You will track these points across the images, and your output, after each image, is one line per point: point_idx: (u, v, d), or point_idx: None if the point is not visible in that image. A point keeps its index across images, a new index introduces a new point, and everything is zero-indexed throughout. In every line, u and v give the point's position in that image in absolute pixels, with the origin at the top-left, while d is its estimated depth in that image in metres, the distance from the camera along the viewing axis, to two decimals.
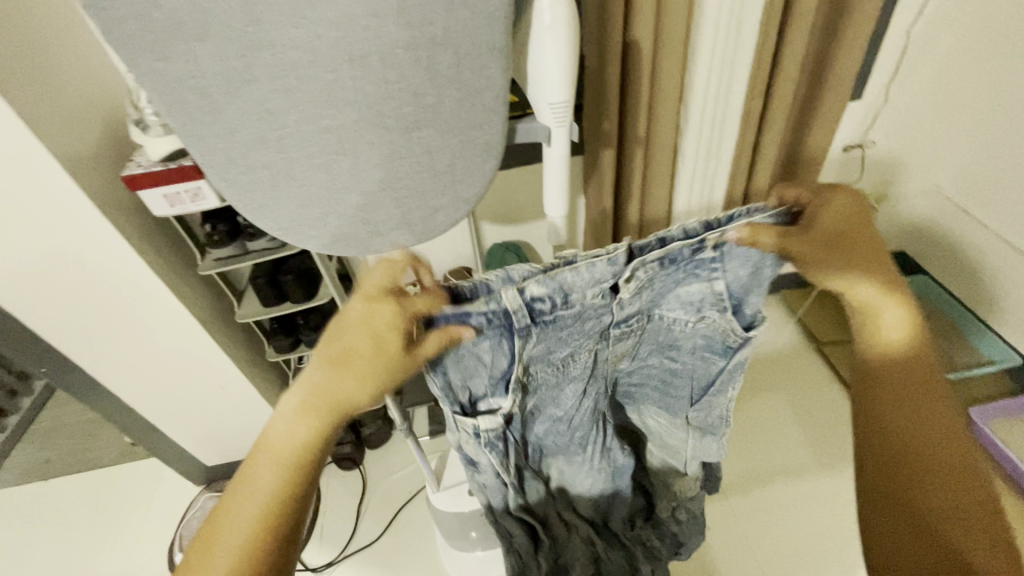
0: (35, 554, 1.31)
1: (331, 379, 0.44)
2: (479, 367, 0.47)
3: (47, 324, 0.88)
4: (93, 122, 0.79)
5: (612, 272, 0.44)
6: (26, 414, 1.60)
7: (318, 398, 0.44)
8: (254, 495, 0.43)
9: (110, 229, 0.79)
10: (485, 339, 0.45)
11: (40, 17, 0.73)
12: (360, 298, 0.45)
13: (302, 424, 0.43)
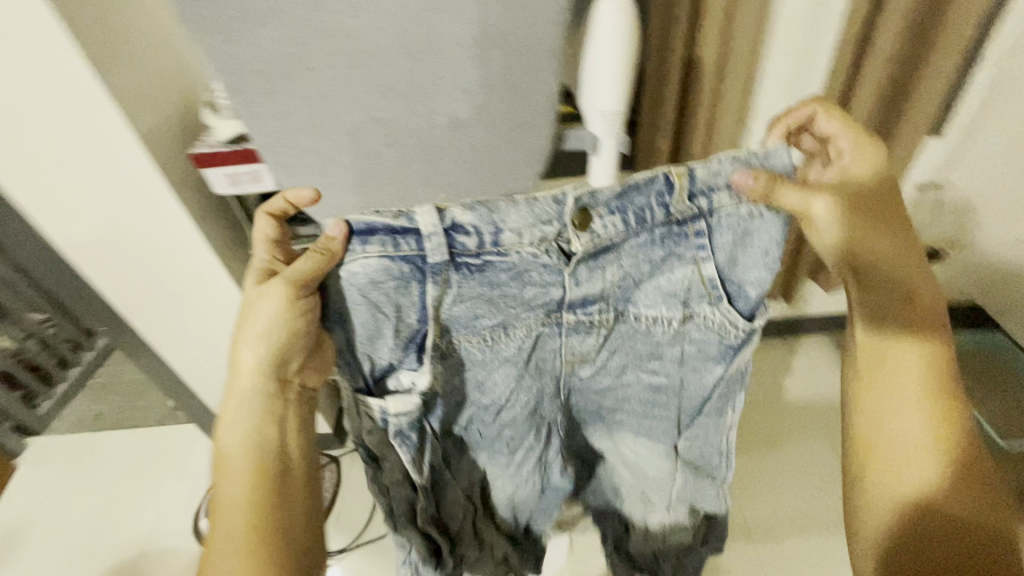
0: (76, 501, 1.40)
1: (246, 373, 0.57)
2: (385, 322, 0.51)
3: (112, 284, 0.96)
4: (172, 102, 0.85)
5: (560, 216, 0.51)
6: (87, 367, 1.73)
7: (243, 394, 0.57)
8: (232, 486, 0.55)
9: (175, 205, 0.83)
10: (399, 280, 0.50)
11: (136, 4, 0.80)
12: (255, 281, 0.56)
13: (240, 421, 0.56)
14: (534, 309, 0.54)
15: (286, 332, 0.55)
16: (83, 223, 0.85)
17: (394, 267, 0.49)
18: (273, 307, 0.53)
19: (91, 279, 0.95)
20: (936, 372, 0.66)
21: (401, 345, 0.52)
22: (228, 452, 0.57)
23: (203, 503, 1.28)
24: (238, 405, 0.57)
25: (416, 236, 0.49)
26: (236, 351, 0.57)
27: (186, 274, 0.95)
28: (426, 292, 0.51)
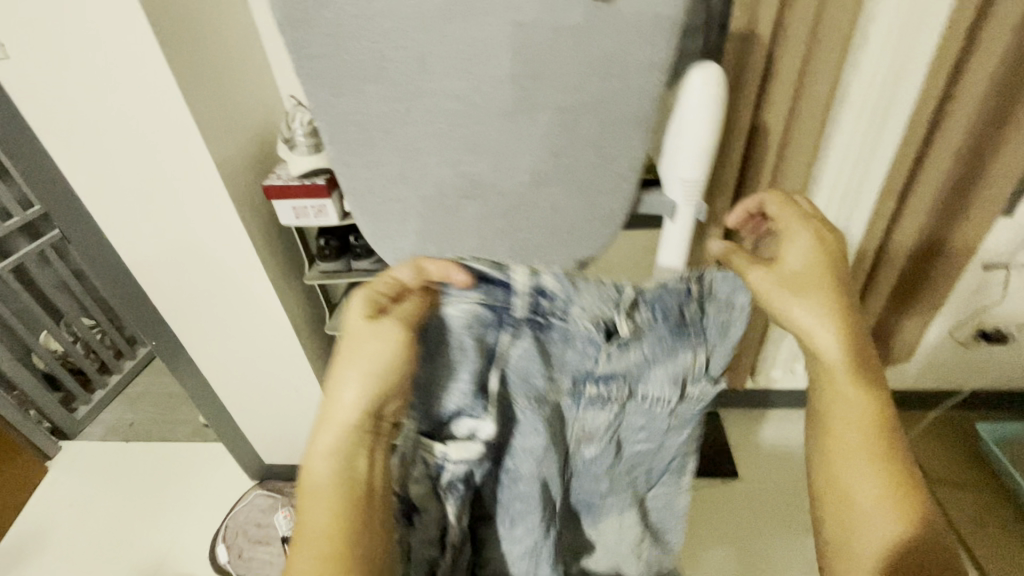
0: (99, 509, 1.40)
1: (355, 404, 0.45)
2: (460, 372, 0.46)
3: (170, 300, 1.00)
4: (250, 135, 0.90)
5: (613, 298, 0.50)
6: (126, 375, 1.79)
7: (343, 429, 0.45)
8: (314, 537, 0.43)
9: (238, 227, 0.88)
10: (488, 329, 0.47)
11: (230, 45, 0.86)
12: (364, 297, 0.46)
13: (333, 459, 0.45)
14: (557, 386, 0.49)
15: (402, 368, 0.45)
16: (156, 239, 0.91)
17: (481, 313, 0.46)
18: (390, 336, 0.45)
19: (151, 293, 0.99)
20: (888, 412, 0.46)
21: (472, 395, 0.46)
22: (320, 490, 0.44)
23: (224, 526, 1.27)
24: (331, 444, 0.45)
25: (509, 291, 0.48)
26: (335, 383, 0.46)
27: (239, 296, 0.98)
28: (501, 339, 0.48)
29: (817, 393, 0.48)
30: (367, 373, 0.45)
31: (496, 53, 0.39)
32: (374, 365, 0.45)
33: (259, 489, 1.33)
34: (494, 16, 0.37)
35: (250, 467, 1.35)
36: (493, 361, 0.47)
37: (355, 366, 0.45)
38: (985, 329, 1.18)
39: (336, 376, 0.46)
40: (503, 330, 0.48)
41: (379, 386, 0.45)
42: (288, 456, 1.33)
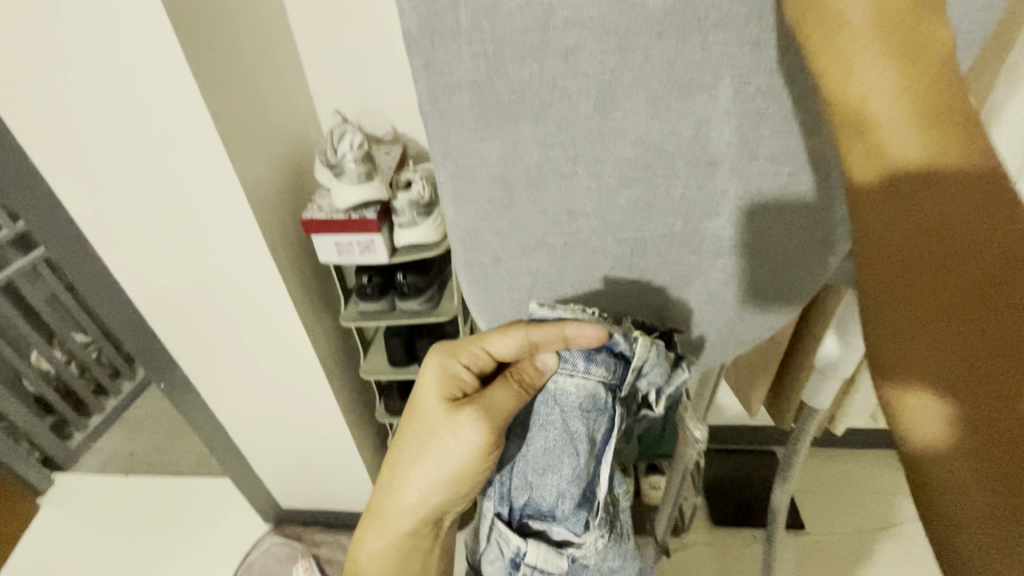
0: (94, 553, 1.26)
1: (408, 506, 0.51)
2: (554, 473, 0.43)
3: (182, 334, 0.88)
4: (299, 156, 0.82)
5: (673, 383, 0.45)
6: (124, 398, 1.65)
7: (393, 526, 0.52)
8: None
9: (266, 260, 0.75)
10: (594, 420, 0.43)
11: (281, 58, 0.78)
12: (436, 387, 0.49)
13: (388, 550, 0.53)
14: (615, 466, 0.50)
15: (470, 476, 0.48)
16: (172, 275, 0.79)
17: (600, 398, 0.43)
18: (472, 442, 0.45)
19: (161, 326, 0.87)
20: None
21: (573, 506, 0.44)
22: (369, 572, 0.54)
23: None
24: (396, 530, 0.52)
25: (613, 363, 0.43)
26: (402, 479, 0.50)
27: (262, 334, 0.85)
28: (610, 425, 0.44)
29: (876, 342, 0.27)
30: (430, 477, 0.49)
31: (681, 90, 0.33)
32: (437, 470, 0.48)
33: (276, 535, 1.20)
34: (701, 45, 0.31)
35: (264, 511, 1.22)
36: (601, 456, 0.45)
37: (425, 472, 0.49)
38: None
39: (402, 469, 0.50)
40: (610, 416, 0.44)
41: (437, 493, 0.50)
42: (306, 499, 1.20)
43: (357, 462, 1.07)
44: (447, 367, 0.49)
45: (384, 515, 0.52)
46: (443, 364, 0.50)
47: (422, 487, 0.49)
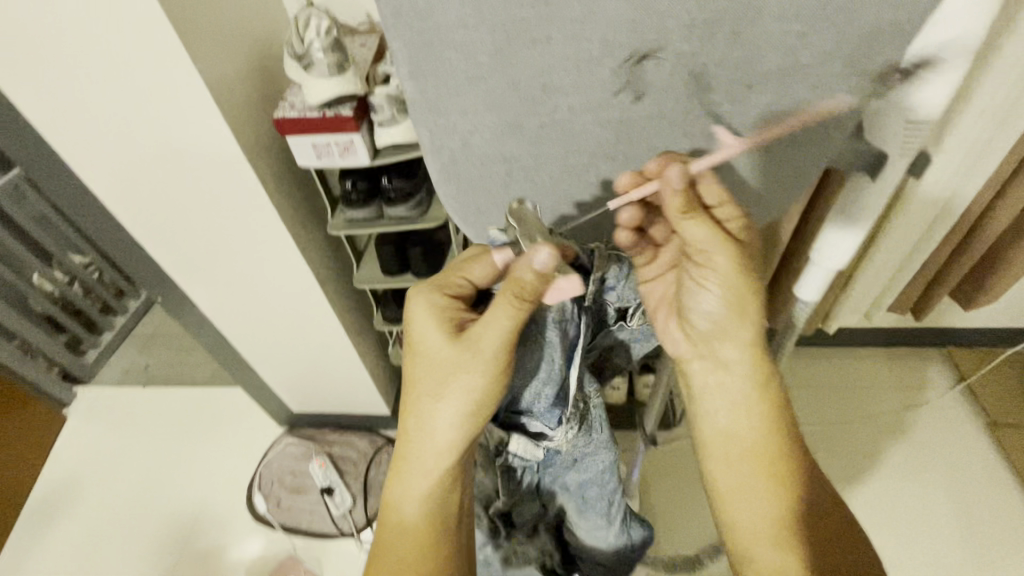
0: (122, 455, 1.34)
1: (438, 437, 0.53)
2: (535, 373, 0.53)
3: (171, 245, 0.86)
4: (267, 48, 0.75)
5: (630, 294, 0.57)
6: (132, 316, 1.68)
7: (425, 462, 0.54)
8: (405, 550, 0.55)
9: (243, 165, 0.71)
10: (566, 325, 0.53)
11: None
12: (435, 316, 0.53)
13: (422, 491, 0.54)
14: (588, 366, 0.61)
15: (491, 393, 0.51)
16: (147, 187, 0.76)
17: (568, 309, 0.52)
18: (484, 361, 0.50)
19: (148, 237, 0.85)
20: None
21: (549, 404, 0.55)
22: (406, 520, 0.55)
23: (258, 475, 1.22)
24: (423, 467, 0.54)
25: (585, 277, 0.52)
26: (428, 414, 0.53)
27: (250, 245, 0.84)
28: (581, 326, 0.53)
29: None
30: (460, 400, 0.51)
31: None
32: (463, 393, 0.51)
33: (292, 435, 1.28)
34: None
35: (277, 415, 1.28)
36: (575, 355, 0.54)
37: (451, 402, 0.51)
38: None
39: (424, 403, 0.53)
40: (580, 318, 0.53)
41: (462, 420, 0.52)
42: (316, 404, 1.26)
43: (359, 368, 1.10)
44: (437, 296, 0.53)
45: (411, 451, 0.54)
46: (432, 298, 0.53)
47: (443, 413, 0.52)
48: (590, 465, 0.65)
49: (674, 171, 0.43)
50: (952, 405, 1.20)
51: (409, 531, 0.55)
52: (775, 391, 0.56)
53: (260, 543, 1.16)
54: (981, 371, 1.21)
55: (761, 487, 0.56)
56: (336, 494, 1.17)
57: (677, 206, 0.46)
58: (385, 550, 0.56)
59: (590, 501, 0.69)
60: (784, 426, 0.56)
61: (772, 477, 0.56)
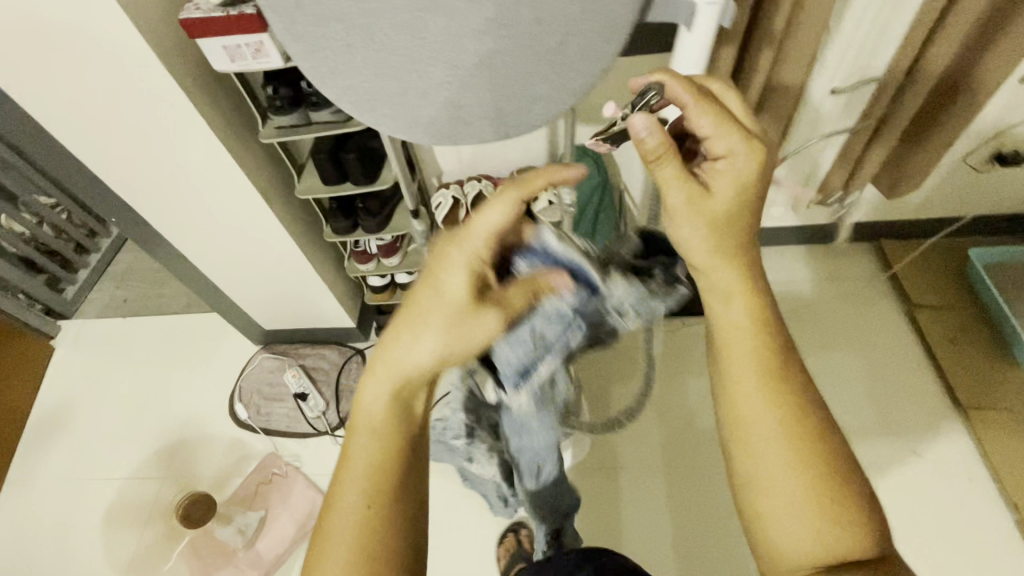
0: (111, 381, 1.41)
1: (415, 362, 0.50)
2: (519, 347, 0.59)
3: (111, 164, 0.88)
4: None
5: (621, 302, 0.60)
6: (105, 255, 1.67)
7: (394, 378, 0.50)
8: (353, 484, 0.48)
9: (163, 74, 0.73)
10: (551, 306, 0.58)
11: None
12: (450, 249, 0.52)
13: (384, 417, 0.50)
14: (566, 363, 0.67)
15: (476, 335, 0.52)
16: (74, 103, 0.77)
17: (566, 313, 0.59)
18: (488, 329, 0.52)
19: (86, 157, 0.87)
20: None
21: (512, 372, 0.61)
22: (368, 434, 0.49)
23: (238, 388, 1.32)
24: (393, 386, 0.50)
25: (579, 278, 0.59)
26: (410, 339, 0.50)
27: (187, 160, 0.87)
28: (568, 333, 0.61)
29: None
30: (451, 332, 0.51)
31: None
32: (456, 324, 0.51)
33: (267, 352, 1.37)
34: None
35: (251, 334, 1.36)
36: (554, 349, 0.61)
37: (440, 331, 0.50)
38: (1002, 150, 1.11)
39: (416, 332, 0.50)
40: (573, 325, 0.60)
41: (443, 352, 0.50)
42: (286, 321, 1.33)
43: (318, 282, 1.17)
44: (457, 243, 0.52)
45: (386, 366, 0.50)
46: (461, 244, 0.52)
47: (430, 344, 0.50)
48: (542, 437, 0.71)
49: (639, 122, 0.47)
50: (877, 290, 1.29)
51: (369, 451, 0.49)
52: (765, 305, 0.52)
53: (245, 446, 1.27)
54: (903, 260, 1.28)
55: (770, 419, 0.49)
56: (310, 398, 1.27)
57: (651, 152, 0.49)
58: (338, 480, 0.49)
59: (530, 468, 0.75)
60: (783, 347, 0.51)
61: (782, 406, 0.49)
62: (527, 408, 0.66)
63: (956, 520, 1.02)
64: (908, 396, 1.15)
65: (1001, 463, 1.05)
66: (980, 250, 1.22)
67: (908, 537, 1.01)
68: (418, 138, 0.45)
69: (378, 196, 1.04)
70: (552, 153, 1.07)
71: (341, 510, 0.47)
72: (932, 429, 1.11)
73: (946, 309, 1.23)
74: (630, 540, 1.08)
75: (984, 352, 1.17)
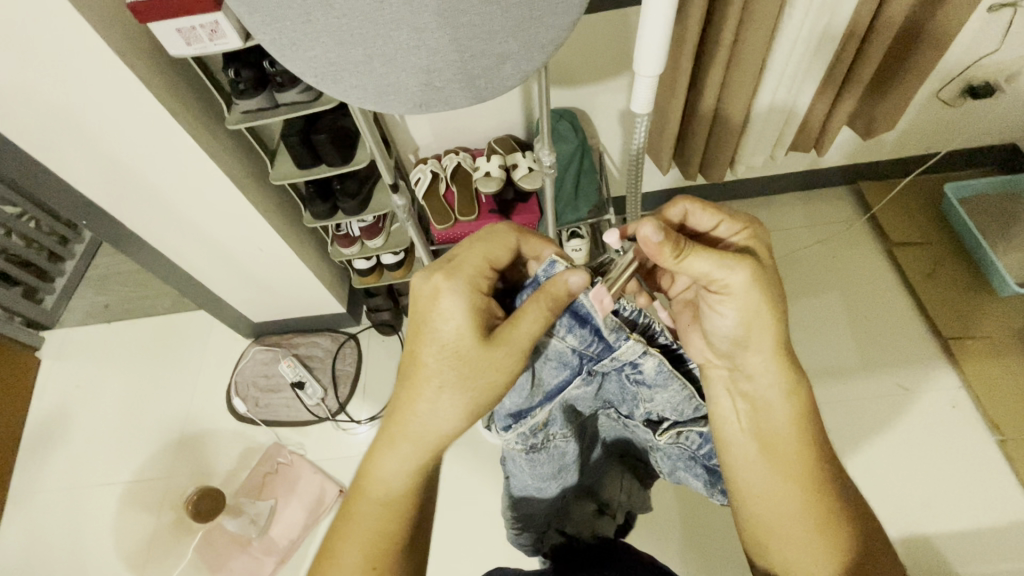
0: (104, 388, 1.39)
1: (426, 424, 0.51)
2: (517, 386, 0.52)
3: (74, 165, 0.85)
4: None
5: (634, 363, 0.50)
6: (81, 261, 1.62)
7: (411, 445, 0.52)
8: (362, 534, 0.51)
9: (117, 66, 0.70)
10: (567, 330, 0.50)
11: None
12: (458, 295, 0.51)
13: (403, 481, 0.52)
14: (574, 418, 0.58)
15: (496, 389, 0.51)
16: (25, 104, 0.74)
17: (569, 355, 0.52)
18: (502, 370, 0.50)
19: (46, 159, 0.83)
20: None
21: (507, 412, 0.55)
22: (386, 496, 0.52)
23: (234, 382, 1.32)
24: (413, 456, 0.52)
25: (585, 324, 0.50)
26: (424, 404, 0.51)
27: (155, 156, 0.84)
28: (570, 383, 0.53)
29: None
30: (466, 385, 0.51)
31: None
32: (474, 376, 0.50)
33: (259, 345, 1.36)
34: None
35: (241, 328, 1.34)
36: (554, 396, 0.53)
37: (456, 392, 0.51)
38: (972, 83, 1.12)
39: (436, 394, 0.51)
40: (579, 375, 0.53)
41: (457, 412, 0.52)
42: (275, 312, 1.32)
43: (303, 269, 1.15)
44: (466, 288, 0.52)
45: (407, 436, 0.52)
46: (451, 282, 0.51)
47: (446, 406, 0.51)
48: (535, 475, 0.60)
49: (654, 233, 0.48)
50: (857, 233, 1.31)
51: (379, 519, 0.52)
52: (805, 403, 0.54)
53: (247, 439, 1.27)
54: (881, 200, 1.30)
55: (812, 523, 0.51)
56: (307, 387, 1.27)
57: (672, 251, 0.49)
58: (353, 529, 0.52)
59: (516, 497, 0.66)
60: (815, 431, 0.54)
61: (819, 501, 0.52)
62: (515, 451, 0.57)
63: (941, 445, 1.06)
64: (890, 332, 1.19)
65: (980, 388, 1.09)
66: (954, 186, 1.24)
67: (896, 468, 1.06)
68: (389, 109, 0.44)
69: (355, 177, 1.02)
70: (529, 119, 1.06)
71: (341, 569, 0.50)
72: (912, 362, 1.15)
73: (924, 245, 1.25)
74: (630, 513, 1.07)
75: (962, 285, 1.20)
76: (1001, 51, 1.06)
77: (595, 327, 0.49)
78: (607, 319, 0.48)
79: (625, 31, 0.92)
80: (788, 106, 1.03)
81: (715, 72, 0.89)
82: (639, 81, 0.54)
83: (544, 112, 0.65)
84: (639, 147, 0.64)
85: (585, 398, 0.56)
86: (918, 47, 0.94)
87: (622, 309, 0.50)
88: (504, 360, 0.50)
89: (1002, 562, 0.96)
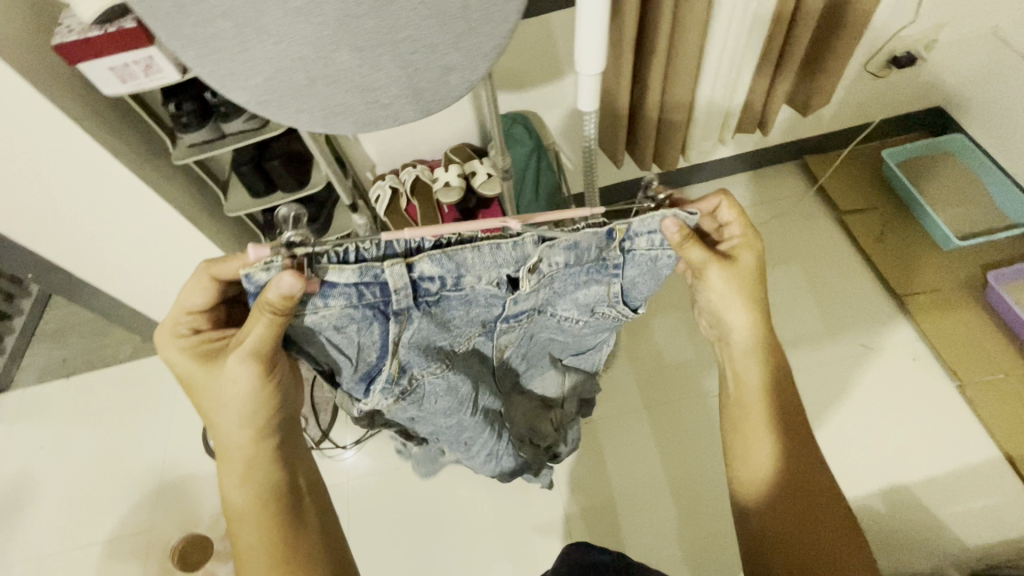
0: (71, 447, 1.32)
1: (227, 445, 0.56)
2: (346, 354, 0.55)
3: (13, 218, 0.81)
4: None
5: (470, 258, 0.51)
6: (30, 317, 1.52)
7: (237, 466, 0.56)
8: (249, 554, 0.55)
9: (48, 112, 0.67)
10: (329, 299, 0.50)
11: None
12: (178, 351, 0.58)
13: (246, 495, 0.56)
14: (430, 351, 0.59)
15: (260, 389, 0.54)
16: None
17: (354, 312, 0.51)
18: (242, 378, 0.53)
19: None
20: None
21: (362, 381, 0.58)
22: (246, 515, 0.56)
23: None
24: (241, 470, 0.57)
25: (379, 286, 0.50)
26: (217, 433, 0.56)
27: (100, 201, 0.81)
28: (386, 331, 0.53)
29: None
30: (227, 402, 0.55)
31: None
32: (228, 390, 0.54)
33: None
34: None
35: None
36: (387, 351, 0.55)
37: (225, 405, 0.55)
38: (896, 54, 1.19)
39: (219, 425, 0.56)
40: (386, 320, 0.53)
41: (242, 420, 0.55)
42: None
43: None
44: (180, 343, 0.58)
45: (226, 462, 0.57)
46: (174, 340, 0.58)
47: (229, 420, 0.55)
48: (434, 412, 0.64)
49: (668, 222, 0.51)
50: (808, 205, 1.37)
51: (253, 531, 0.56)
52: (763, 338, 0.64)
53: None
54: (826, 173, 1.36)
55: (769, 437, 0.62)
56: None
57: (675, 245, 0.53)
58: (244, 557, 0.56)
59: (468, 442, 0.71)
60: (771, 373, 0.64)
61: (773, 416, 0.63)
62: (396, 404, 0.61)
63: (909, 397, 1.12)
64: (849, 298, 1.24)
65: (938, 339, 1.15)
66: (890, 151, 1.31)
67: (871, 425, 1.10)
68: (337, 129, 0.44)
69: (314, 200, 1.00)
70: (482, 126, 1.07)
71: None
72: (871, 321, 1.20)
73: (870, 209, 1.32)
74: (624, 502, 1.07)
75: (911, 244, 1.26)
76: (917, 22, 1.13)
77: (379, 280, 0.50)
78: (349, 273, 0.48)
79: (563, 34, 0.94)
80: (731, 90, 1.07)
81: (655, 66, 0.91)
82: (583, 81, 0.55)
83: (494, 121, 0.66)
84: (589, 144, 0.65)
85: (430, 330, 0.56)
86: (839, 31, 0.99)
87: (364, 249, 0.49)
88: (245, 367, 0.52)
89: (979, 500, 1.01)
